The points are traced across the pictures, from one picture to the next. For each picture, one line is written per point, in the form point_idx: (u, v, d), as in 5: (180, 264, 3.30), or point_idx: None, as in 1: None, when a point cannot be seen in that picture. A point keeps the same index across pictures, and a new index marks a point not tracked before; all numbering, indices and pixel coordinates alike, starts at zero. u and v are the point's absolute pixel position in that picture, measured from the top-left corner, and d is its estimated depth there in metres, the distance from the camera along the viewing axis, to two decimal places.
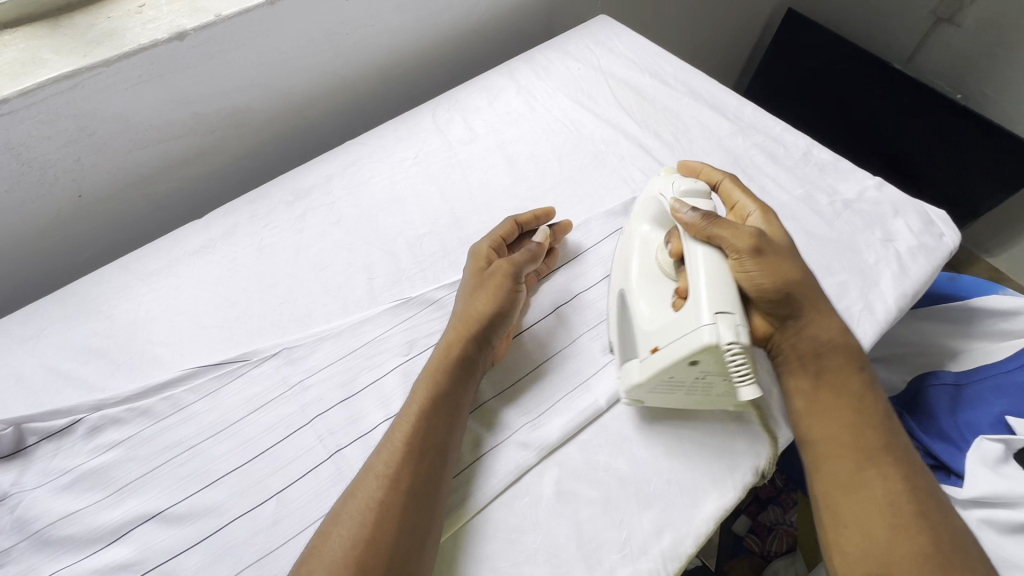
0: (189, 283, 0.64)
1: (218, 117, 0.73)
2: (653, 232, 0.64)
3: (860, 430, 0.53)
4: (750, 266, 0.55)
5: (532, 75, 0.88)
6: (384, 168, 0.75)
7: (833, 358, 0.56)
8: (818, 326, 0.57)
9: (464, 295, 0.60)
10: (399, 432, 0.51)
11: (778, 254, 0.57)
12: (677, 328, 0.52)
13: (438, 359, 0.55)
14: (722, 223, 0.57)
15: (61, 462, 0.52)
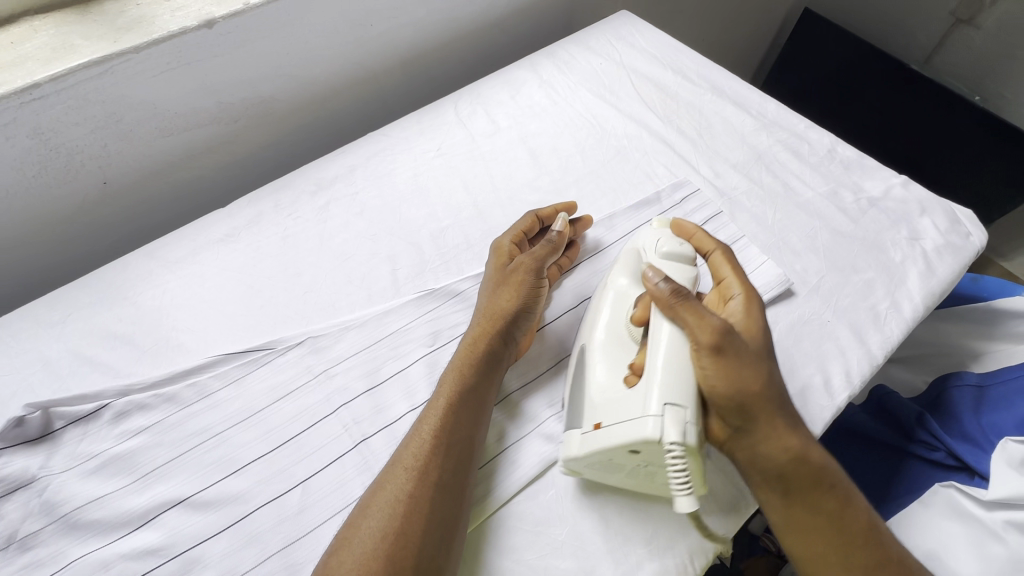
0: (214, 271, 0.64)
1: (244, 107, 0.74)
2: (631, 287, 0.58)
3: (848, 557, 0.47)
4: (706, 368, 0.48)
5: (553, 69, 0.88)
6: (407, 160, 0.75)
7: (807, 477, 0.48)
8: (786, 440, 0.49)
9: (484, 292, 0.60)
10: (427, 426, 0.50)
11: (742, 354, 0.49)
12: (622, 408, 0.48)
13: (463, 355, 0.55)
14: (689, 307, 0.50)
15: (88, 447, 0.52)
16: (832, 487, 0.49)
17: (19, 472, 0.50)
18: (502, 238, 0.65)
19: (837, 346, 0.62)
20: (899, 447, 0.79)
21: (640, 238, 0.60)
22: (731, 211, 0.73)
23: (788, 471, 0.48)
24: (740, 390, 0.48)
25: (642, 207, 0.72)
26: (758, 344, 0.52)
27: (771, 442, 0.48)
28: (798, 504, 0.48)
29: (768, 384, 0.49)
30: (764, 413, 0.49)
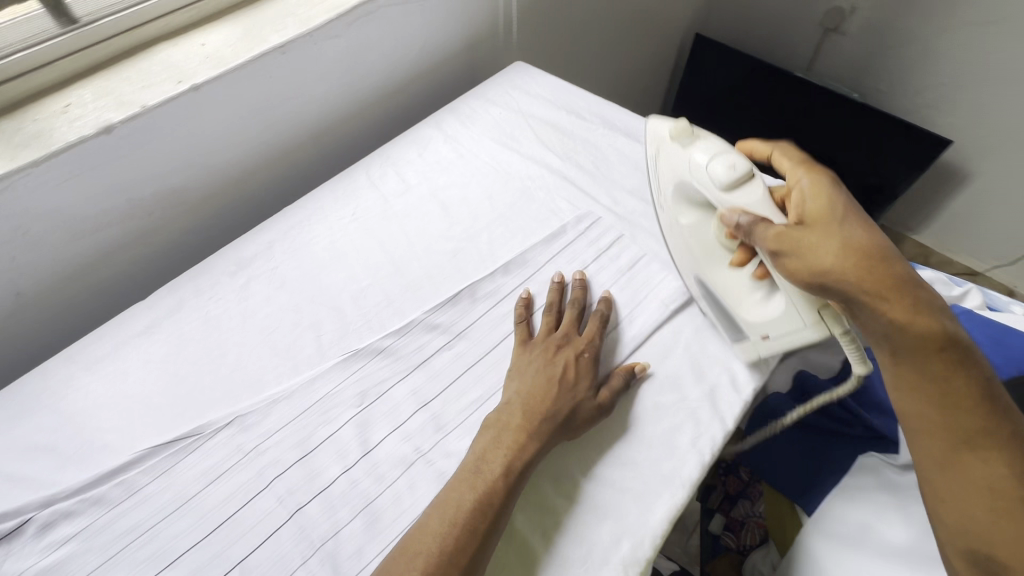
0: (136, 364, 0.65)
1: (156, 199, 0.76)
2: (696, 223, 0.69)
3: (945, 411, 0.49)
4: (786, 264, 0.56)
5: (457, 124, 0.94)
6: (324, 228, 0.79)
7: (916, 318, 0.50)
8: (891, 292, 0.51)
9: (564, 395, 0.59)
10: (462, 499, 0.52)
11: (822, 231, 0.55)
12: (787, 320, 0.59)
13: (534, 452, 0.56)
14: (763, 230, 0.58)
15: (14, 565, 0.52)
16: (936, 336, 0.50)
17: None
18: (587, 341, 0.65)
19: None
20: (828, 429, 0.83)
21: (673, 163, 0.69)
22: (632, 233, 0.79)
23: (911, 322, 0.50)
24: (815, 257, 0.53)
25: (550, 241, 0.77)
26: (826, 211, 0.56)
27: (879, 296, 0.51)
28: (926, 355, 0.50)
29: (856, 247, 0.53)
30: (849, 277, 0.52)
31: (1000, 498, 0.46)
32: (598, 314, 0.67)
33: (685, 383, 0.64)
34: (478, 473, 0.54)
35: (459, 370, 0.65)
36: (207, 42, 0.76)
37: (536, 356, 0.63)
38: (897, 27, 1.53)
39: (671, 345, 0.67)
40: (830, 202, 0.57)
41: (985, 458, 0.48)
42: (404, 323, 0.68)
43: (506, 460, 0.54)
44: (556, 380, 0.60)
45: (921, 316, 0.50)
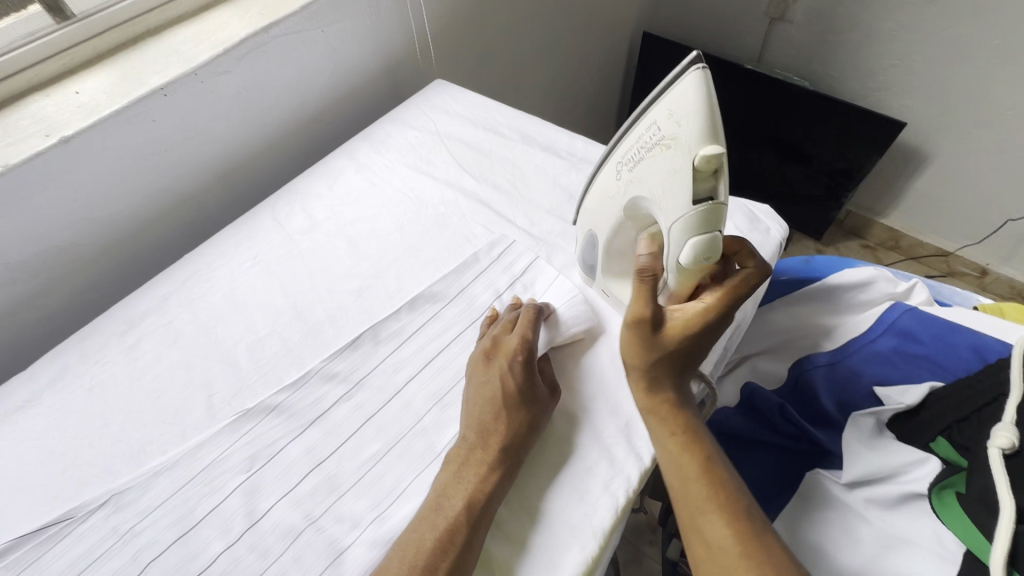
0: (11, 443, 0.61)
1: (39, 259, 0.71)
2: (631, 213, 0.54)
3: (696, 494, 0.52)
4: (631, 339, 0.56)
5: (370, 151, 0.90)
6: (224, 275, 0.74)
7: (674, 410, 0.56)
8: (663, 385, 0.56)
9: (515, 409, 0.56)
10: (427, 540, 0.49)
11: (676, 327, 0.55)
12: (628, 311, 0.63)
13: (488, 475, 0.53)
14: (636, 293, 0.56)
15: None
16: (693, 431, 0.55)
17: None
18: (520, 342, 0.61)
19: None
20: (773, 443, 0.79)
21: (653, 177, 0.48)
22: (548, 255, 0.74)
23: (665, 413, 0.55)
24: (652, 345, 0.55)
25: (461, 270, 0.73)
26: (701, 308, 0.55)
27: (660, 391, 0.56)
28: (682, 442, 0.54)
29: (675, 343, 0.55)
30: (652, 372, 0.56)
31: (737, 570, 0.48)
32: (528, 318, 0.63)
33: (598, 417, 0.60)
34: (445, 507, 0.51)
35: (357, 422, 0.61)
36: (81, 90, 0.72)
37: (504, 367, 0.59)
38: (841, 11, 1.50)
39: (585, 377, 0.63)
40: (714, 312, 0.55)
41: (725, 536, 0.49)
42: (301, 374, 0.64)
43: (461, 494, 0.52)
44: (516, 393, 0.57)
45: (680, 407, 0.56)
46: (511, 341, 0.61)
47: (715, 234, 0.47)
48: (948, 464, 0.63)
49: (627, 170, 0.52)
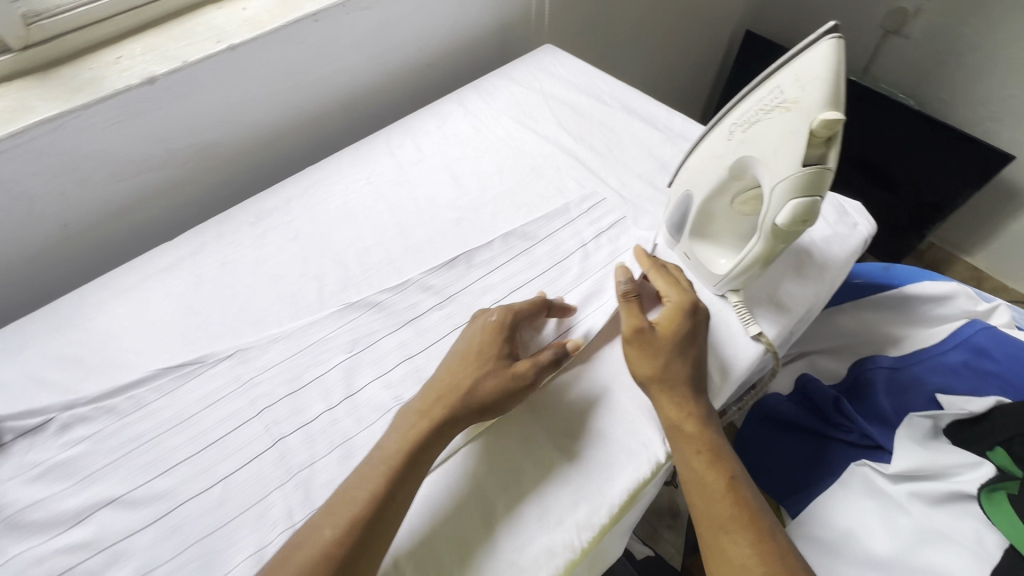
0: (158, 296, 0.71)
1: (190, 150, 0.82)
2: (732, 174, 0.58)
3: (712, 497, 0.56)
4: (638, 356, 0.61)
5: (478, 101, 0.96)
6: (340, 188, 0.83)
7: (694, 413, 0.58)
8: (682, 390, 0.59)
9: (468, 371, 0.59)
10: (353, 490, 0.51)
11: (676, 335, 0.61)
12: (706, 273, 0.68)
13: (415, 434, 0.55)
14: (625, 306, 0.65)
15: (35, 455, 0.58)
16: (713, 434, 0.58)
17: None
18: (498, 313, 0.64)
19: (728, 333, 0.67)
20: (821, 433, 0.81)
21: (769, 137, 0.52)
22: (634, 215, 0.79)
23: (689, 417, 0.58)
24: (667, 368, 0.60)
25: (552, 217, 0.79)
26: (681, 315, 0.63)
27: (682, 399, 0.59)
28: (705, 446, 0.57)
29: (681, 351, 0.61)
30: (669, 379, 0.59)
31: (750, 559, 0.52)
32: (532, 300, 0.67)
33: None
34: (378, 456, 0.54)
35: (446, 329, 0.68)
36: (247, 7, 0.82)
37: (482, 333, 0.62)
38: (966, 31, 1.44)
39: None
40: (694, 310, 0.64)
41: (734, 532, 0.54)
42: (401, 281, 0.72)
43: (387, 450, 0.54)
44: (479, 356, 0.60)
45: (700, 412, 0.59)
46: (491, 313, 0.64)
47: (816, 198, 0.51)
48: (1001, 470, 0.64)
49: (740, 130, 0.55)
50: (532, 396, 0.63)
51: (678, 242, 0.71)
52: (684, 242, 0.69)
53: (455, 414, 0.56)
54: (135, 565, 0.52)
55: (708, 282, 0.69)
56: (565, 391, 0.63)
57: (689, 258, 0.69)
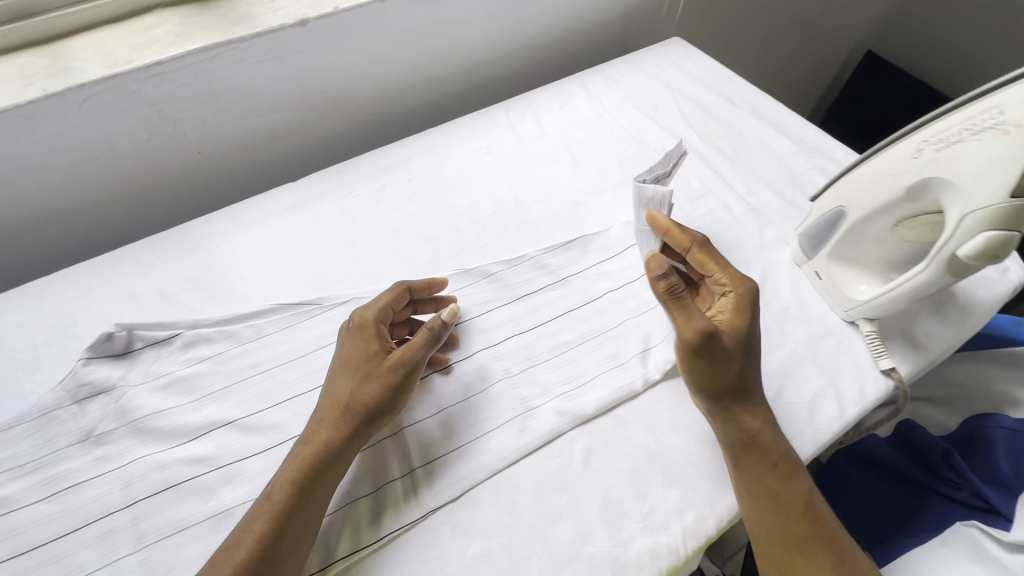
0: (279, 233, 0.73)
1: (321, 97, 0.83)
2: (907, 196, 0.56)
3: (788, 516, 0.52)
4: (705, 366, 0.54)
5: (602, 86, 0.93)
6: (459, 154, 0.82)
7: (767, 427, 0.55)
8: (754, 402, 0.55)
9: (346, 380, 0.54)
10: (274, 483, 0.50)
11: (743, 337, 0.56)
12: (840, 296, 0.65)
13: (308, 445, 0.51)
14: (679, 309, 0.54)
15: (160, 367, 0.61)
16: (786, 448, 0.55)
17: (101, 380, 0.58)
18: (360, 315, 0.59)
19: (854, 363, 0.63)
20: (923, 483, 0.76)
21: (971, 163, 0.50)
22: (760, 225, 0.75)
23: (762, 431, 0.54)
24: (738, 377, 0.55)
25: (673, 215, 0.76)
26: (748, 312, 0.57)
27: (754, 413, 0.55)
28: (781, 462, 0.53)
29: (748, 357, 0.56)
30: (739, 390, 0.55)
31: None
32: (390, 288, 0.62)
33: (784, 385, 0.61)
34: (296, 452, 0.51)
35: (557, 310, 0.67)
36: None
37: (347, 339, 0.58)
38: None
39: (776, 345, 0.64)
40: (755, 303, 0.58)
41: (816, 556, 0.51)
42: (517, 256, 0.71)
43: (302, 444, 0.52)
44: (349, 366, 0.56)
45: (771, 424, 0.55)
46: (355, 316, 0.59)
47: (1013, 233, 0.50)
48: None
49: (931, 151, 0.53)
50: (643, 394, 0.61)
51: (811, 260, 0.68)
52: (819, 261, 0.67)
53: (350, 406, 0.53)
54: (248, 488, 0.53)
55: (839, 305, 0.65)
56: (677, 394, 0.61)
57: (821, 278, 0.67)
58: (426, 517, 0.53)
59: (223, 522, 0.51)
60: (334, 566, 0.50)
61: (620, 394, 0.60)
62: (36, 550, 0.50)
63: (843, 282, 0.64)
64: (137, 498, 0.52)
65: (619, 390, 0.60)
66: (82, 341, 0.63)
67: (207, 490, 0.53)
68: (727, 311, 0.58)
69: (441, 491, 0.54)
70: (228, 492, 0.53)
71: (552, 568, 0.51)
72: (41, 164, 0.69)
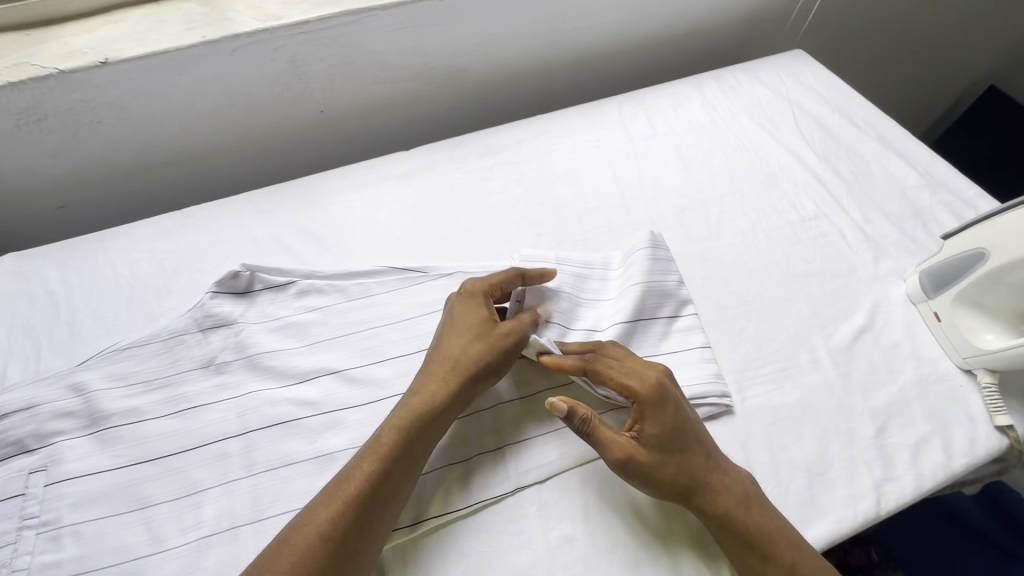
0: (391, 199, 0.76)
1: (441, 72, 0.85)
2: None
3: None
4: (640, 471, 0.50)
5: (718, 90, 0.91)
6: (568, 144, 0.83)
7: (740, 507, 0.50)
8: (720, 488, 0.50)
9: (457, 340, 0.55)
10: (380, 428, 0.50)
11: (672, 424, 0.51)
12: (961, 342, 0.62)
13: (411, 408, 0.51)
14: (605, 438, 0.50)
15: (275, 309, 0.64)
16: (770, 525, 0.49)
17: (224, 313, 0.62)
18: (470, 283, 0.59)
19: (967, 414, 0.60)
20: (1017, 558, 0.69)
21: None
22: (875, 256, 0.72)
23: (731, 516, 0.49)
24: (658, 463, 0.50)
25: (783, 233, 0.74)
26: (665, 404, 0.51)
27: (719, 499, 0.50)
28: (760, 540, 0.49)
29: (682, 435, 0.51)
30: (681, 473, 0.50)
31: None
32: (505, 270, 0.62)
33: (887, 424, 0.59)
34: (405, 402, 0.52)
35: None
36: None
37: (453, 305, 0.58)
38: None
39: (883, 382, 0.62)
40: (666, 393, 0.52)
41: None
42: (616, 250, 0.71)
43: (410, 397, 0.53)
44: (458, 328, 0.56)
45: (747, 502, 0.50)
46: (465, 284, 0.60)
47: None
48: None
49: None
50: (739, 409, 0.60)
51: (930, 299, 0.66)
52: (941, 302, 0.64)
53: (460, 364, 0.54)
54: (350, 436, 0.56)
55: (957, 352, 0.63)
56: (775, 416, 0.59)
57: (941, 321, 0.64)
58: (514, 493, 0.54)
59: (325, 464, 0.54)
60: (425, 523, 0.52)
61: (717, 407, 0.59)
62: (159, 459, 0.54)
63: (966, 329, 0.61)
64: (251, 428, 0.56)
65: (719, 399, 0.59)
66: (207, 275, 0.67)
67: (313, 432, 0.56)
68: (638, 383, 0.52)
69: (531, 470, 0.55)
70: (331, 437, 0.56)
71: (634, 564, 0.51)
72: (186, 105, 0.74)
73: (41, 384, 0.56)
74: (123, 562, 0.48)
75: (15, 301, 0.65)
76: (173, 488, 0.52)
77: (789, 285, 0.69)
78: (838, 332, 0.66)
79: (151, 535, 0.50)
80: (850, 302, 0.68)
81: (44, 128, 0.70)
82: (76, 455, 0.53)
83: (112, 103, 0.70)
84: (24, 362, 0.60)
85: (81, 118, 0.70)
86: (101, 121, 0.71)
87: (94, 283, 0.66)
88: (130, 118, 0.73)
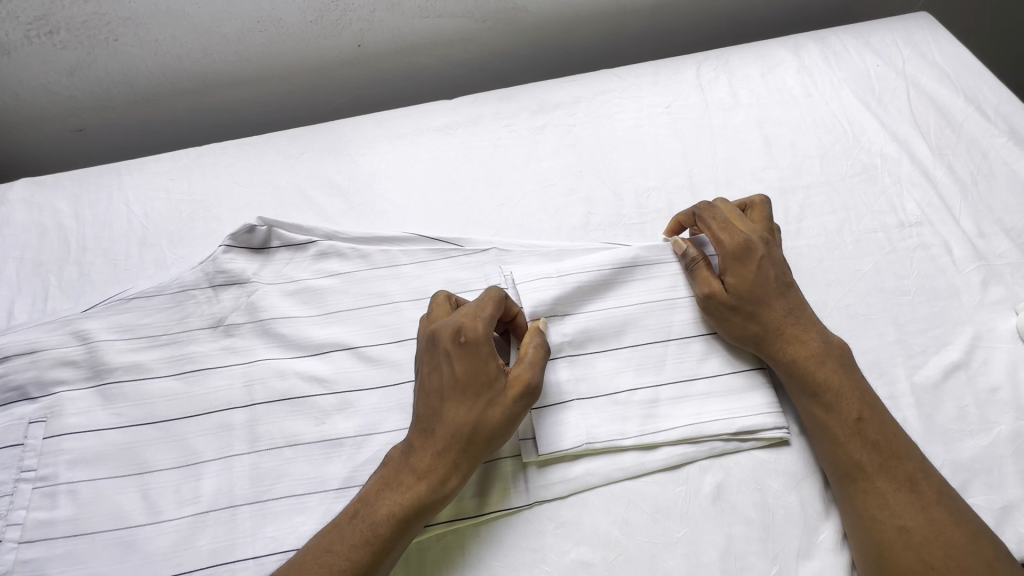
0: (427, 155, 0.67)
1: (496, 9, 0.73)
2: None
3: (859, 452, 0.47)
4: (724, 313, 0.53)
5: (819, 55, 0.76)
6: (633, 107, 0.72)
7: (814, 362, 0.50)
8: (795, 347, 0.51)
9: (437, 387, 0.47)
10: (364, 506, 0.45)
11: (759, 278, 0.53)
12: None
13: (396, 473, 0.46)
14: (702, 275, 0.54)
15: (291, 271, 0.57)
16: (842, 382, 0.49)
17: (237, 270, 0.56)
18: (463, 335, 0.47)
19: None
20: None
21: None
22: (985, 279, 0.61)
23: (793, 378, 0.51)
24: (735, 309, 0.52)
25: (875, 239, 0.63)
26: (753, 260, 0.53)
27: (791, 350, 0.51)
28: (823, 391, 0.49)
29: (766, 289, 0.53)
30: (764, 327, 0.52)
31: (912, 520, 0.44)
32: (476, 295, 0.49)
33: (969, 482, 0.51)
34: (400, 482, 0.46)
35: None
36: None
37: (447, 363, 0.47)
38: None
39: (974, 432, 0.53)
40: (754, 252, 0.53)
41: (881, 487, 0.46)
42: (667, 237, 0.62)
43: (398, 472, 0.46)
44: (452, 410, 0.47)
45: (820, 357, 0.50)
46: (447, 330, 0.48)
47: None
48: None
49: None
50: (796, 442, 0.52)
51: None
52: None
53: (451, 442, 0.46)
54: (360, 422, 0.51)
55: None
56: None
57: None
58: (531, 506, 0.49)
59: (332, 452, 0.50)
60: (432, 527, 0.48)
61: (772, 437, 0.51)
62: (159, 424, 0.50)
63: None
64: (256, 400, 0.52)
65: (777, 430, 0.51)
66: (223, 224, 0.62)
67: (322, 413, 0.51)
68: (730, 239, 0.54)
69: (554, 484, 0.50)
70: (341, 421, 0.51)
71: None
72: (209, 28, 0.67)
73: (44, 327, 0.53)
74: (120, 529, 0.47)
75: (25, 233, 0.61)
76: (172, 456, 0.49)
77: (875, 304, 0.59)
78: (926, 365, 0.56)
79: (147, 504, 0.47)
80: (945, 330, 0.58)
81: (58, 42, 0.66)
82: (78, 409, 0.51)
83: (129, 20, 0.64)
84: (32, 300, 0.58)
85: (96, 33, 0.65)
86: (117, 39, 0.66)
87: (105, 221, 0.62)
88: (149, 40, 0.67)
